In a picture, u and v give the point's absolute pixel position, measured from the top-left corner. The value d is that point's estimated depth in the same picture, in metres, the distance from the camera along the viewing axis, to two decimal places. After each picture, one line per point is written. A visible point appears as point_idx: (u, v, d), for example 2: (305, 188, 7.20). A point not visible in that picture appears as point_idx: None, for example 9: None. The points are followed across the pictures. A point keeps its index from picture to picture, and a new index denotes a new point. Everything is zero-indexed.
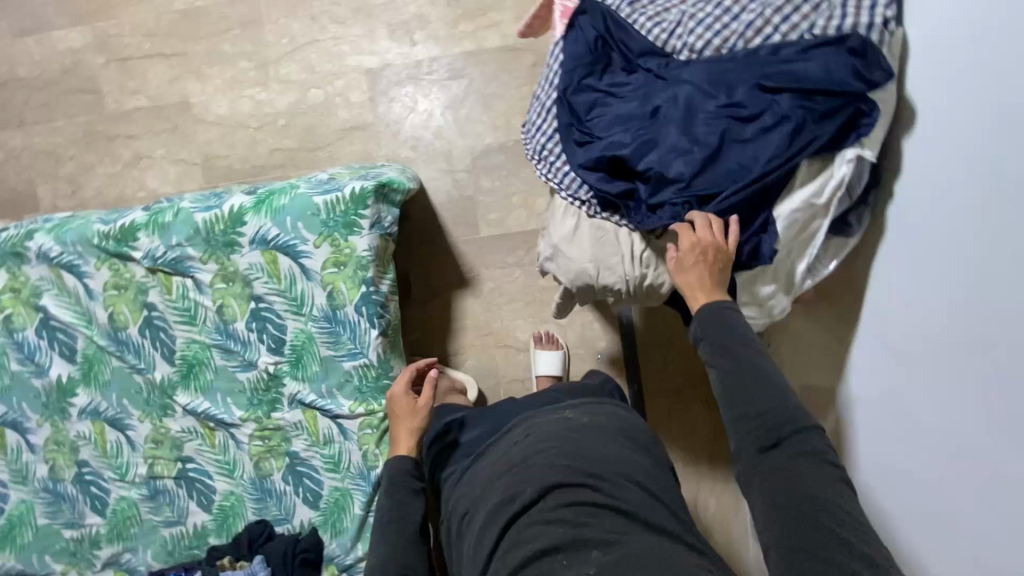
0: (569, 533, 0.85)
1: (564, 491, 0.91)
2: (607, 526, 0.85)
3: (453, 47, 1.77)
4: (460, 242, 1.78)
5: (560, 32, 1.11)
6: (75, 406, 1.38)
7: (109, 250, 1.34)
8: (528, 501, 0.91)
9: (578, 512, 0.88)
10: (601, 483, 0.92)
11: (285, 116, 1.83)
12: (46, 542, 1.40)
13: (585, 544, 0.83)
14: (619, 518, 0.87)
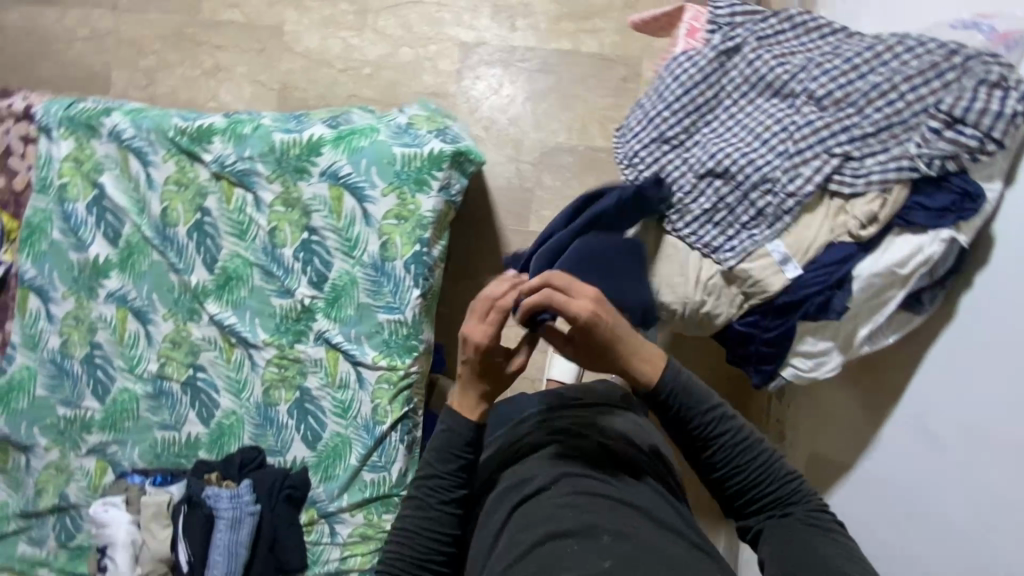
0: (580, 521, 0.82)
1: (569, 482, 0.90)
2: (620, 518, 0.82)
3: (553, 41, 1.76)
4: (508, 231, 1.78)
5: (682, 47, 1.08)
6: (105, 288, 1.38)
7: (181, 146, 1.34)
8: (539, 491, 0.90)
9: (586, 501, 0.86)
10: (613, 480, 0.91)
11: (371, 66, 1.84)
12: (40, 413, 1.39)
13: (595, 532, 0.79)
14: (634, 516, 0.83)
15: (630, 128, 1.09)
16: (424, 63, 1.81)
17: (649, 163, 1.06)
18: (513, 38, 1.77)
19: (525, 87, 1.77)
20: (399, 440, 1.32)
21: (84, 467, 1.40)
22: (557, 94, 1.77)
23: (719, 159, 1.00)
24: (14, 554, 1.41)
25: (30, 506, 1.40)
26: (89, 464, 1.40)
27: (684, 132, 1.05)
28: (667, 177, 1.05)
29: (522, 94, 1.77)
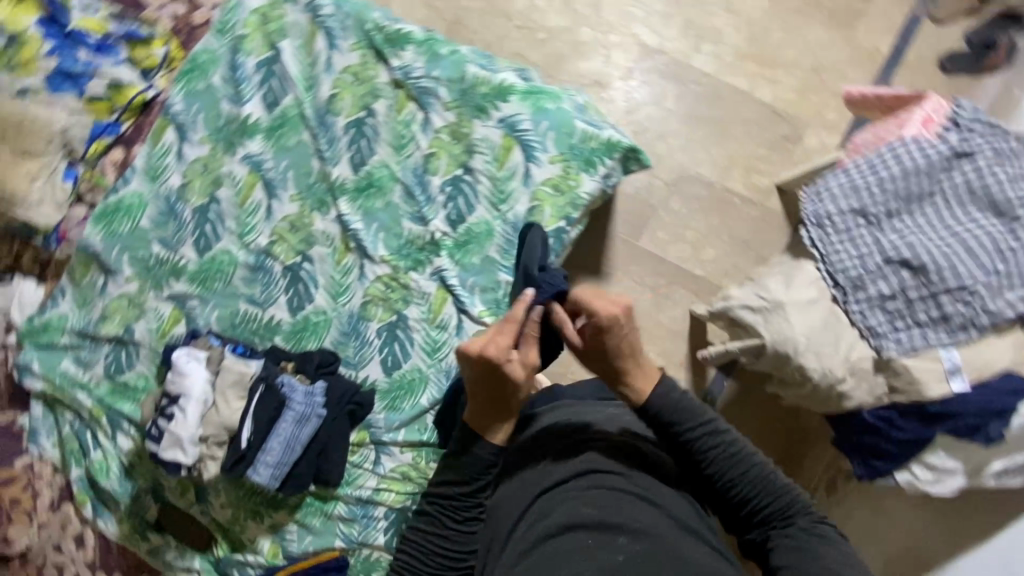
0: (591, 516, 0.84)
1: (583, 474, 0.92)
2: (630, 513, 0.84)
3: (731, 77, 1.74)
4: (616, 238, 1.73)
5: (910, 130, 1.07)
6: (244, 149, 1.34)
7: (374, 43, 1.31)
8: (554, 481, 0.92)
9: (599, 497, 0.87)
10: (625, 476, 0.92)
11: (546, 31, 1.77)
12: (134, 242, 1.36)
13: (608, 530, 0.82)
14: (654, 514, 0.85)
15: (829, 190, 1.08)
16: (599, 49, 1.75)
17: (840, 232, 1.06)
18: (694, 59, 1.74)
19: (687, 110, 1.74)
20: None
21: (159, 311, 1.36)
22: (714, 128, 1.73)
23: (915, 252, 1.01)
24: (57, 368, 1.38)
25: (91, 329, 1.37)
26: (165, 310, 1.37)
27: (886, 215, 1.05)
28: (853, 251, 1.05)
29: (681, 115, 1.74)
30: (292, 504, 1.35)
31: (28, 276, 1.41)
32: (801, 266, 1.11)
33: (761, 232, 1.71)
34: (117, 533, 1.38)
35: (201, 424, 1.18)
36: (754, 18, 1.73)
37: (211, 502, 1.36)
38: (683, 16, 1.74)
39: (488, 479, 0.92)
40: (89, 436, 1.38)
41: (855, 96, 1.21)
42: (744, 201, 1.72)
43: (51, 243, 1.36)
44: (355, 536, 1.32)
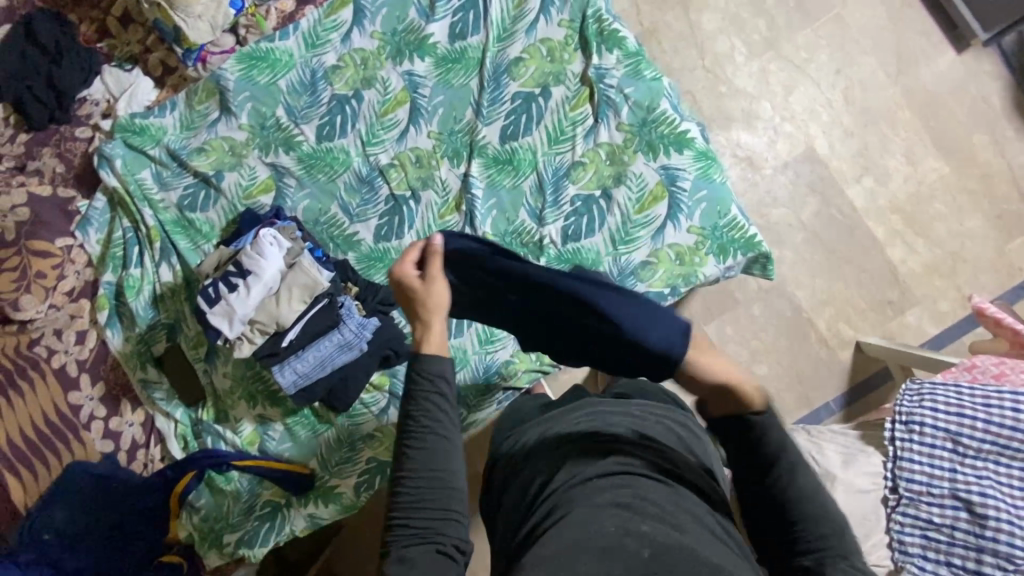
0: (606, 506, 0.67)
1: (575, 458, 0.77)
2: (657, 512, 0.67)
3: (872, 220, 1.65)
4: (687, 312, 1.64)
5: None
6: (409, 64, 1.33)
7: (583, 33, 1.29)
8: (556, 472, 0.77)
9: (604, 483, 0.71)
10: (616, 458, 0.76)
11: (728, 88, 1.69)
12: (263, 97, 1.34)
13: (627, 519, 0.65)
14: (689, 526, 0.67)
15: (933, 397, 1.06)
16: (769, 130, 1.68)
17: (924, 441, 1.04)
18: (848, 185, 1.66)
19: (815, 229, 1.65)
20: (496, 401, 1.26)
21: (255, 170, 1.33)
22: (830, 259, 1.64)
23: (983, 499, 0.99)
24: (136, 175, 1.36)
25: (184, 155, 1.35)
26: (260, 174, 1.33)
27: (975, 451, 1.02)
28: (926, 465, 1.03)
29: (804, 231, 1.65)
30: (289, 408, 1.33)
31: (147, 75, 1.45)
32: (865, 455, 1.11)
33: (821, 377, 1.61)
34: (119, 349, 1.36)
35: (257, 308, 1.18)
36: (926, 178, 1.66)
37: (216, 366, 1.34)
38: (862, 141, 1.67)
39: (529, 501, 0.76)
40: (136, 251, 1.36)
41: (983, 311, 1.22)
42: (820, 340, 1.62)
43: (188, 59, 1.38)
44: (330, 464, 1.30)
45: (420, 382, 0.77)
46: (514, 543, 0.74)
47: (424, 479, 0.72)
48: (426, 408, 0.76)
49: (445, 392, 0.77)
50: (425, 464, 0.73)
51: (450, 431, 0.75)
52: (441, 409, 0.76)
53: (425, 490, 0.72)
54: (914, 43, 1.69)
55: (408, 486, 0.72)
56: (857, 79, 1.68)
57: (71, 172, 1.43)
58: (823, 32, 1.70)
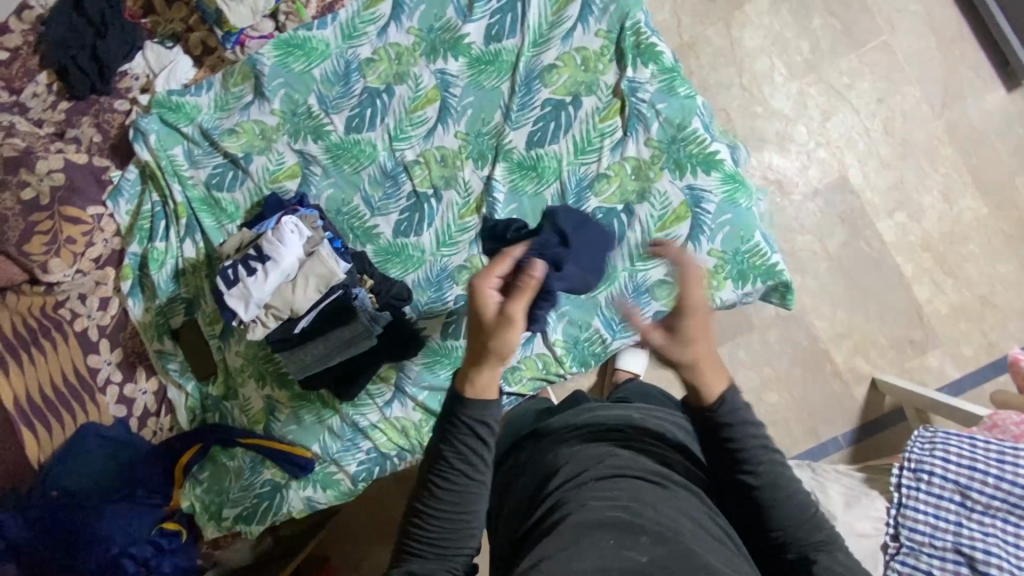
0: (604, 511, 0.65)
1: (574, 462, 0.76)
2: (653, 514, 0.65)
3: (900, 255, 1.60)
4: None
5: None
6: (443, 62, 1.33)
7: (620, 45, 1.27)
8: (555, 474, 0.76)
9: (601, 487, 0.70)
10: (612, 462, 0.74)
11: (764, 108, 1.65)
12: (297, 84, 1.36)
13: (627, 530, 0.62)
14: (689, 533, 0.64)
15: (946, 446, 1.03)
16: (802, 155, 1.64)
17: (931, 491, 1.02)
18: (878, 218, 1.62)
19: (840, 259, 1.61)
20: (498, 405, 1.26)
21: (283, 156, 1.36)
22: (852, 291, 1.60)
23: (987, 557, 0.95)
24: (168, 150, 1.39)
25: (215, 135, 1.37)
26: (287, 160, 1.35)
27: (983, 506, 0.99)
28: (931, 515, 1.00)
29: (829, 260, 1.61)
30: (296, 392, 1.35)
31: (187, 53, 1.49)
32: (868, 498, 1.09)
33: (832, 411, 1.58)
34: (139, 318, 1.40)
35: (273, 294, 1.20)
36: (962, 218, 1.60)
37: (230, 344, 1.37)
38: (898, 174, 1.62)
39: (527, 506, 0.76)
40: (162, 225, 1.40)
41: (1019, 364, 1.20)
42: (835, 373, 1.58)
43: (228, 41, 1.42)
44: (331, 451, 1.31)
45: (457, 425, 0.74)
46: (515, 544, 0.74)
47: (446, 507, 0.73)
48: (455, 449, 0.74)
49: (483, 436, 0.74)
50: (447, 492, 0.74)
51: (479, 470, 0.74)
52: (476, 453, 0.74)
53: (446, 517, 0.73)
54: (963, 77, 1.63)
55: (432, 521, 0.73)
56: (900, 110, 1.63)
57: (107, 143, 1.47)
58: (868, 59, 1.65)
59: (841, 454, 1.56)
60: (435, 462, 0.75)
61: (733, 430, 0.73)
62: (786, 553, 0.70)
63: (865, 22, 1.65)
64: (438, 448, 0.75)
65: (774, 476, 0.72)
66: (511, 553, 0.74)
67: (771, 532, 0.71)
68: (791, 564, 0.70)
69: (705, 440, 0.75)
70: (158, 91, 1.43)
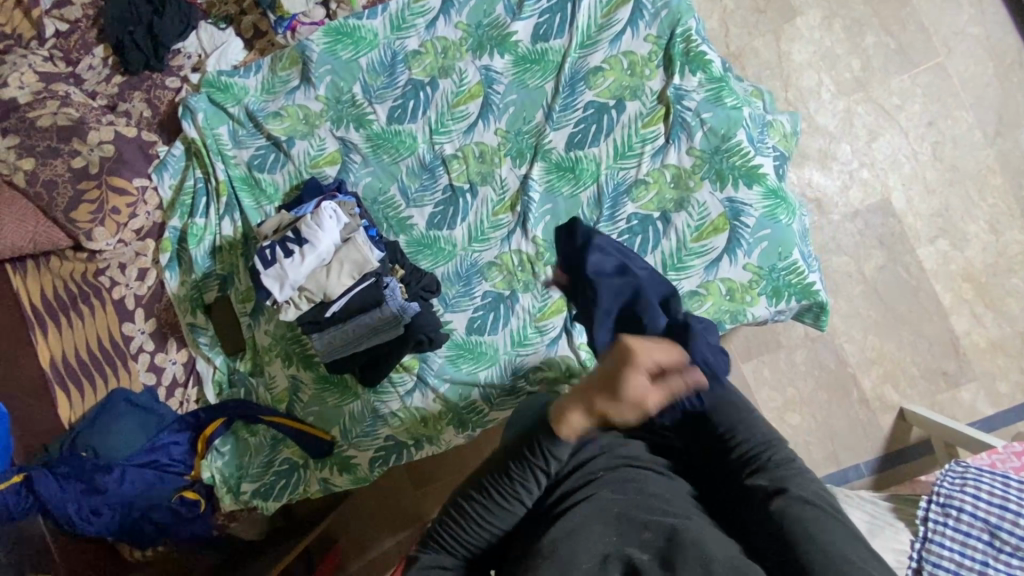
0: (610, 503, 0.66)
1: (582, 453, 0.75)
2: (657, 512, 0.65)
3: (940, 283, 1.56)
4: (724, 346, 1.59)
5: None
6: (488, 58, 1.33)
7: (669, 51, 1.26)
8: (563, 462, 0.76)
9: (608, 483, 0.70)
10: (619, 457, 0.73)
11: (808, 124, 1.62)
12: (343, 73, 1.38)
13: (632, 525, 0.63)
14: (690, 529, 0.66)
15: (977, 483, 1.00)
16: (843, 174, 1.61)
17: (959, 527, 0.97)
18: (919, 244, 1.57)
19: (876, 283, 1.57)
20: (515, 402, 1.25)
21: (324, 142, 1.38)
22: (886, 317, 1.56)
23: None
24: (214, 129, 1.42)
25: (260, 117, 1.40)
26: (328, 146, 1.38)
27: (1012, 548, 0.95)
28: (957, 552, 0.96)
29: (864, 284, 1.57)
30: (320, 374, 1.36)
31: (238, 36, 1.53)
32: (893, 529, 1.03)
33: (855, 438, 1.54)
34: (174, 291, 1.43)
35: (307, 277, 1.22)
36: (1007, 250, 1.55)
37: (260, 323, 1.39)
38: (944, 201, 1.58)
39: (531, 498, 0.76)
40: (203, 202, 1.43)
41: None
42: (861, 400, 1.55)
43: (279, 26, 1.46)
44: (350, 435, 1.32)
45: (535, 450, 0.72)
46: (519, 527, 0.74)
47: (486, 514, 0.71)
48: (520, 466, 0.72)
49: (552, 475, 0.73)
50: (494, 504, 0.71)
51: (529, 503, 0.72)
52: (534, 483, 0.72)
53: (476, 524, 0.71)
54: (1020, 105, 1.58)
55: (466, 522, 0.71)
56: (950, 134, 1.59)
57: (156, 119, 1.51)
58: (921, 80, 1.60)
59: (862, 482, 1.53)
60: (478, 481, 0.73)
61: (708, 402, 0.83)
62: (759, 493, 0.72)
63: (920, 42, 1.61)
64: (505, 464, 0.73)
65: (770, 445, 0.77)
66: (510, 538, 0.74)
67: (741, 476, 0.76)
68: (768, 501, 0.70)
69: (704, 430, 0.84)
70: (208, 71, 1.46)
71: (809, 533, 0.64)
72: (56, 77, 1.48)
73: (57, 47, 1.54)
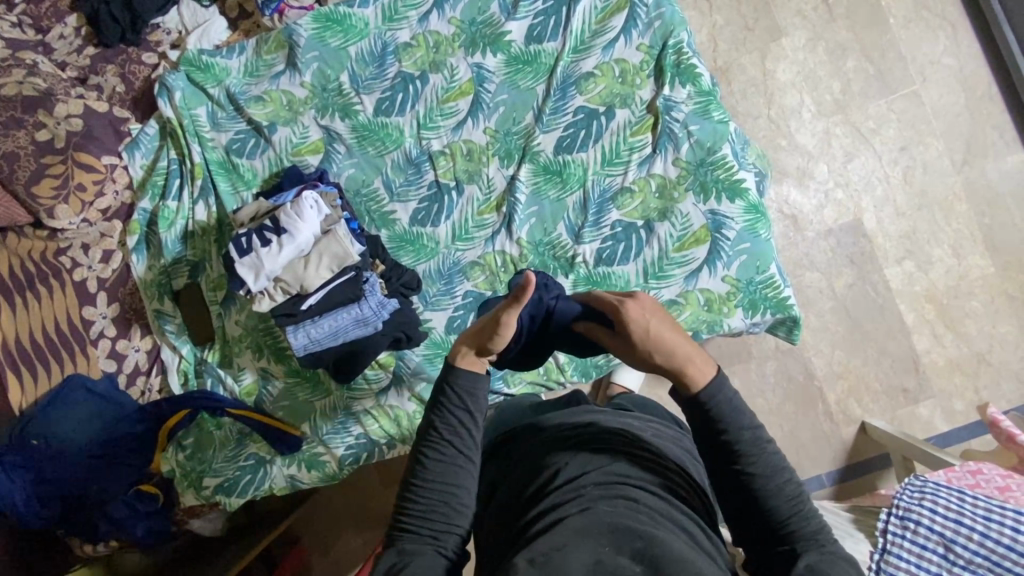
0: (604, 518, 0.63)
1: (574, 464, 0.73)
2: (652, 524, 0.63)
3: (905, 303, 1.62)
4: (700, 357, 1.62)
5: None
6: (482, 55, 1.32)
7: (662, 61, 1.28)
8: (552, 476, 0.72)
9: (602, 495, 0.67)
10: (612, 469, 0.71)
11: (788, 143, 1.67)
12: (331, 60, 1.35)
13: (625, 538, 0.60)
14: (683, 541, 0.63)
15: (933, 497, 1.00)
16: (819, 193, 1.65)
17: (916, 540, 0.97)
18: (887, 264, 1.63)
19: (845, 300, 1.62)
20: (492, 404, 1.24)
21: (308, 130, 1.34)
22: (852, 333, 1.61)
23: None
24: (192, 109, 1.37)
25: (242, 100, 1.36)
26: (312, 134, 1.34)
27: (965, 561, 0.95)
28: (913, 564, 0.96)
29: (834, 300, 1.62)
30: (293, 367, 1.32)
31: (223, 15, 1.49)
32: (853, 540, 1.06)
33: (817, 449, 1.58)
34: (141, 276, 1.37)
35: (285, 267, 1.18)
36: (969, 274, 1.62)
37: (231, 313, 1.34)
38: (912, 223, 1.64)
39: (514, 509, 0.74)
40: (177, 184, 1.38)
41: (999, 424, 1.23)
42: (826, 412, 1.60)
43: (267, 8, 1.42)
44: (321, 432, 1.28)
45: (449, 397, 0.77)
46: (503, 542, 0.70)
47: (434, 498, 0.73)
48: (447, 424, 0.76)
49: (472, 411, 0.76)
50: (436, 477, 0.73)
51: (469, 450, 0.75)
52: (463, 426, 0.76)
53: (428, 510, 0.72)
54: (987, 136, 1.65)
55: (420, 495, 0.73)
56: (921, 160, 1.65)
57: (130, 94, 1.45)
58: (897, 106, 1.66)
59: (824, 492, 1.57)
60: (427, 452, 0.75)
61: (726, 420, 0.72)
62: (779, 544, 0.70)
63: (898, 70, 1.67)
64: (425, 435, 0.76)
65: (772, 469, 0.71)
66: (496, 552, 0.70)
67: (770, 524, 0.71)
68: (781, 555, 0.70)
69: (703, 440, 0.74)
70: (189, 49, 1.42)
71: None
72: (24, 45, 1.41)
73: (26, 13, 1.47)
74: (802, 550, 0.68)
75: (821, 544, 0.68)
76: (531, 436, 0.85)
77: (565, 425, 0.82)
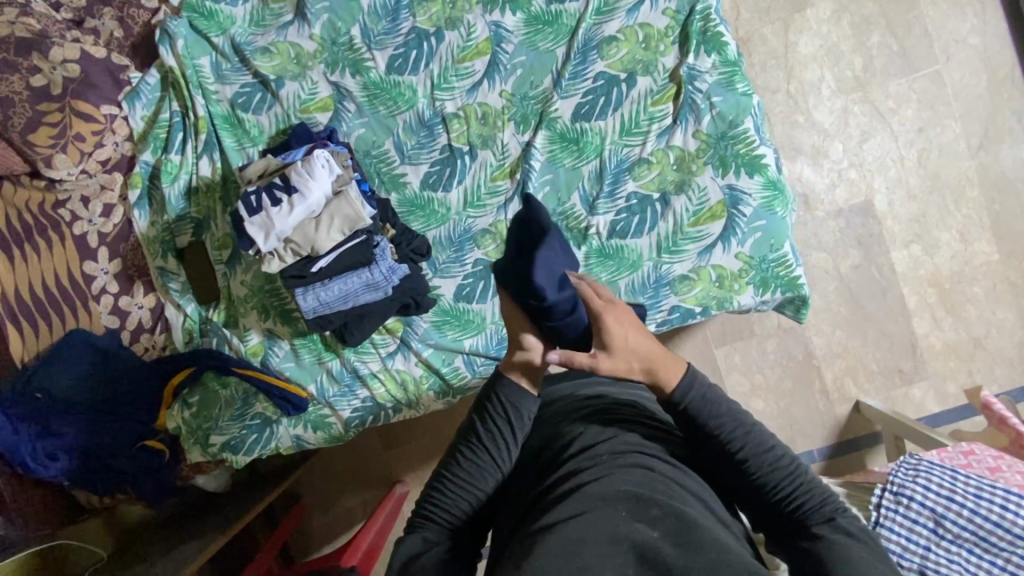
0: (621, 484, 0.64)
1: (589, 433, 0.74)
2: (668, 492, 0.64)
3: (908, 286, 1.63)
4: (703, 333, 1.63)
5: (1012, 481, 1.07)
6: (501, 13, 1.27)
7: (688, 28, 1.23)
8: (569, 445, 0.74)
9: (618, 462, 0.68)
10: (626, 439, 0.72)
11: (805, 119, 1.64)
12: (342, 12, 1.29)
13: (641, 503, 0.61)
14: (700, 509, 0.65)
15: (927, 474, 1.03)
16: (833, 172, 1.64)
17: (908, 514, 0.99)
18: (894, 247, 1.63)
19: (850, 281, 1.63)
20: None
21: (317, 86, 1.30)
22: (854, 313, 1.62)
23: None
24: (195, 59, 1.32)
25: (248, 51, 1.30)
26: (321, 91, 1.30)
27: (953, 535, 0.98)
28: (903, 536, 0.98)
29: (839, 281, 1.63)
30: (299, 329, 1.31)
31: None
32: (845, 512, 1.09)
33: (811, 425, 1.62)
34: (143, 232, 1.34)
35: (294, 228, 1.16)
36: (974, 259, 1.63)
37: (236, 273, 1.32)
38: (922, 207, 1.63)
39: (530, 476, 0.75)
40: (180, 137, 1.33)
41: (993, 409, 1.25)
42: (822, 390, 1.62)
43: None
44: (327, 394, 1.28)
45: (493, 404, 0.78)
46: (519, 505, 0.72)
47: (459, 489, 0.75)
48: (488, 425, 0.77)
49: (513, 424, 0.78)
50: (464, 470, 0.75)
51: (501, 459, 0.77)
52: (502, 435, 0.77)
53: (450, 498, 0.74)
54: (1006, 121, 1.63)
55: (448, 482, 0.75)
56: (937, 143, 1.63)
57: (129, 40, 1.39)
58: (918, 85, 1.63)
59: (814, 466, 1.61)
60: (463, 444, 0.77)
61: (705, 410, 0.74)
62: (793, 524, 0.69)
63: (922, 48, 1.63)
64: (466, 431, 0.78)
65: (766, 451, 0.72)
66: (511, 515, 0.72)
67: (777, 506, 0.71)
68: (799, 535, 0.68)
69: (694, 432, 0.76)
70: None
71: (845, 558, 0.62)
72: None
73: None
74: (816, 521, 0.67)
75: (830, 518, 0.67)
76: (546, 411, 0.86)
77: (579, 396, 0.86)
